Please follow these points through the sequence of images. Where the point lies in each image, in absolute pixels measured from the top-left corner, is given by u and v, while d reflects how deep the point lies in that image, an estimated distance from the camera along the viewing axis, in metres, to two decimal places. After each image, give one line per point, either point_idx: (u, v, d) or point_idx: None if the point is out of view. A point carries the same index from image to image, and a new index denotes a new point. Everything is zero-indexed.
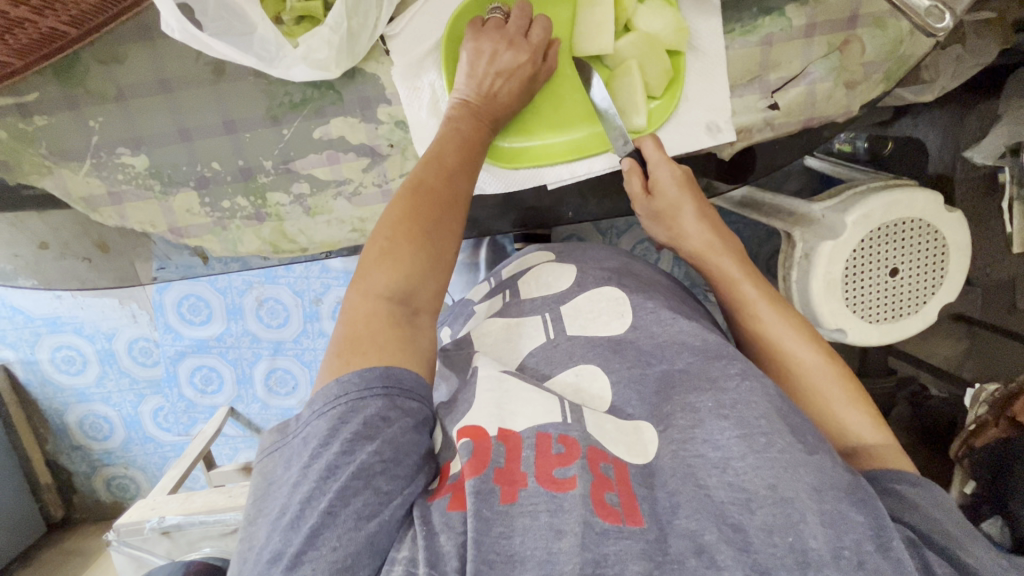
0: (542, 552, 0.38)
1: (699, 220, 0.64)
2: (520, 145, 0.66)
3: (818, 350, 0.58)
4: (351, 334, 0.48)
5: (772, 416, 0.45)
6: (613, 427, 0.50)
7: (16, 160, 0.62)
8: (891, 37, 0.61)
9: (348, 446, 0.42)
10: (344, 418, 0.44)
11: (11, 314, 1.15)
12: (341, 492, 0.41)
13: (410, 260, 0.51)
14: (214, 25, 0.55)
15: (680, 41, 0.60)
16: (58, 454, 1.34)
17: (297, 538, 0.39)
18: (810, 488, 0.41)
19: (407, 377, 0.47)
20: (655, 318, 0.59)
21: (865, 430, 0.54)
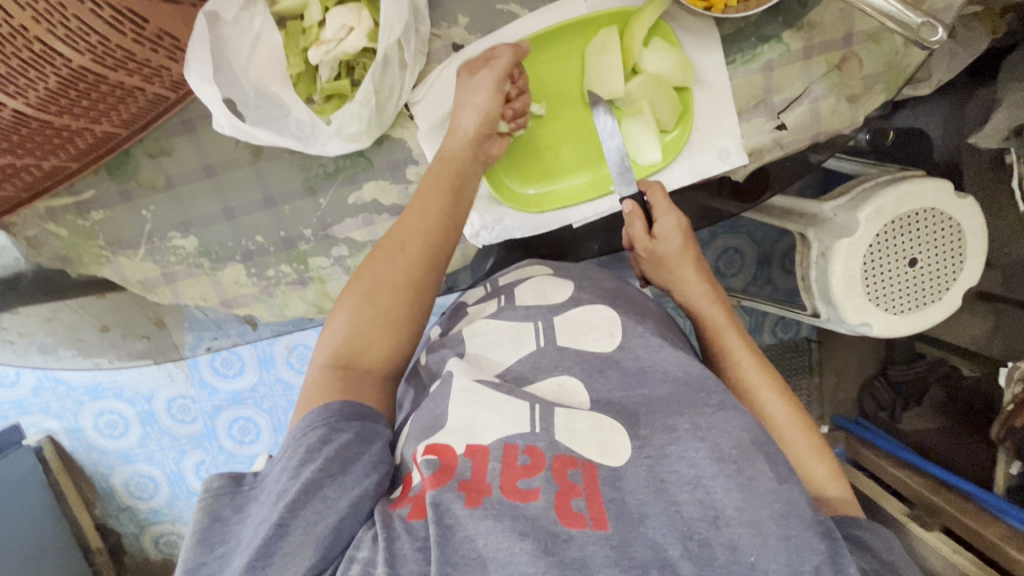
0: (503, 553, 0.40)
1: (698, 271, 0.68)
2: (543, 190, 0.69)
3: (789, 401, 0.60)
4: (310, 380, 0.54)
5: (744, 444, 0.47)
6: (589, 426, 0.50)
7: (78, 253, 0.66)
8: (887, 49, 0.64)
9: (294, 470, 0.46)
10: (303, 445, 0.48)
11: (53, 385, 1.19)
12: (291, 505, 0.44)
13: (359, 322, 0.55)
14: (253, 114, 0.59)
15: (685, 78, 0.64)
16: (106, 517, 1.37)
17: (248, 552, 0.42)
18: (776, 514, 0.43)
19: (346, 407, 0.51)
20: (645, 342, 0.58)
21: (831, 484, 0.55)
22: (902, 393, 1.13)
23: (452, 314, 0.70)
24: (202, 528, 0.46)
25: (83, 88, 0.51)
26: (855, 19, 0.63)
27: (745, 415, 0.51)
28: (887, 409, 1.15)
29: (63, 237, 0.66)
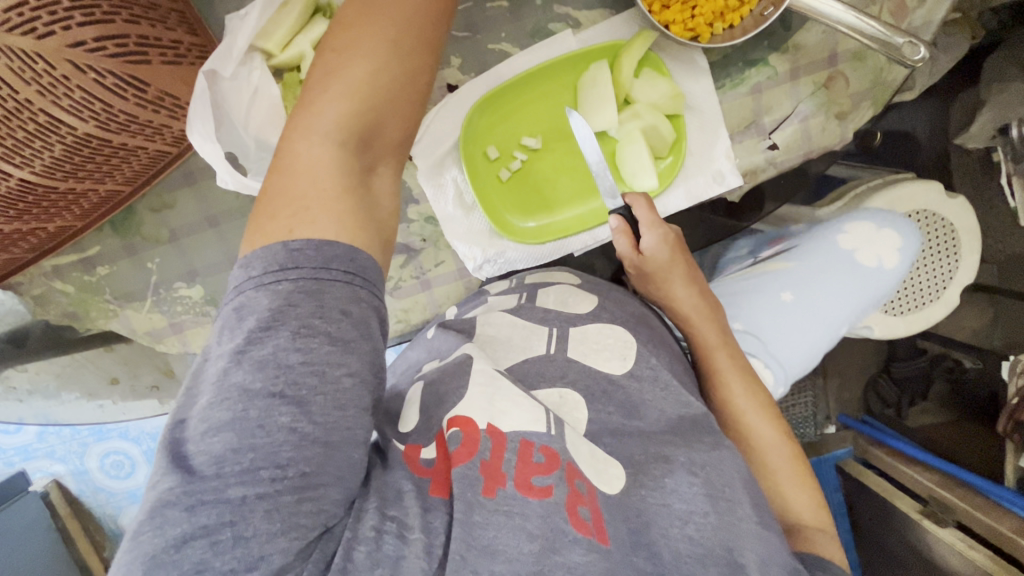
0: (512, 549, 0.40)
1: (689, 286, 0.63)
2: (543, 221, 0.70)
3: (778, 430, 0.60)
4: (281, 200, 0.38)
5: (735, 485, 0.48)
6: (588, 451, 0.48)
7: (85, 309, 0.67)
8: (871, 67, 0.66)
9: (299, 341, 0.35)
10: (267, 303, 0.35)
11: (56, 431, 1.19)
12: (286, 394, 0.35)
13: (370, 120, 0.41)
14: (255, 166, 0.61)
15: (676, 105, 0.65)
16: (114, 558, 1.32)
17: (242, 459, 0.34)
18: (758, 561, 0.45)
19: (336, 248, 0.37)
20: (653, 378, 0.55)
21: (809, 513, 0.57)
22: (907, 390, 1.13)
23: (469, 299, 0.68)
24: (193, 373, 0.37)
25: (89, 151, 0.51)
26: (839, 40, 0.65)
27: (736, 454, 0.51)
28: (893, 407, 1.15)
29: (69, 294, 0.66)
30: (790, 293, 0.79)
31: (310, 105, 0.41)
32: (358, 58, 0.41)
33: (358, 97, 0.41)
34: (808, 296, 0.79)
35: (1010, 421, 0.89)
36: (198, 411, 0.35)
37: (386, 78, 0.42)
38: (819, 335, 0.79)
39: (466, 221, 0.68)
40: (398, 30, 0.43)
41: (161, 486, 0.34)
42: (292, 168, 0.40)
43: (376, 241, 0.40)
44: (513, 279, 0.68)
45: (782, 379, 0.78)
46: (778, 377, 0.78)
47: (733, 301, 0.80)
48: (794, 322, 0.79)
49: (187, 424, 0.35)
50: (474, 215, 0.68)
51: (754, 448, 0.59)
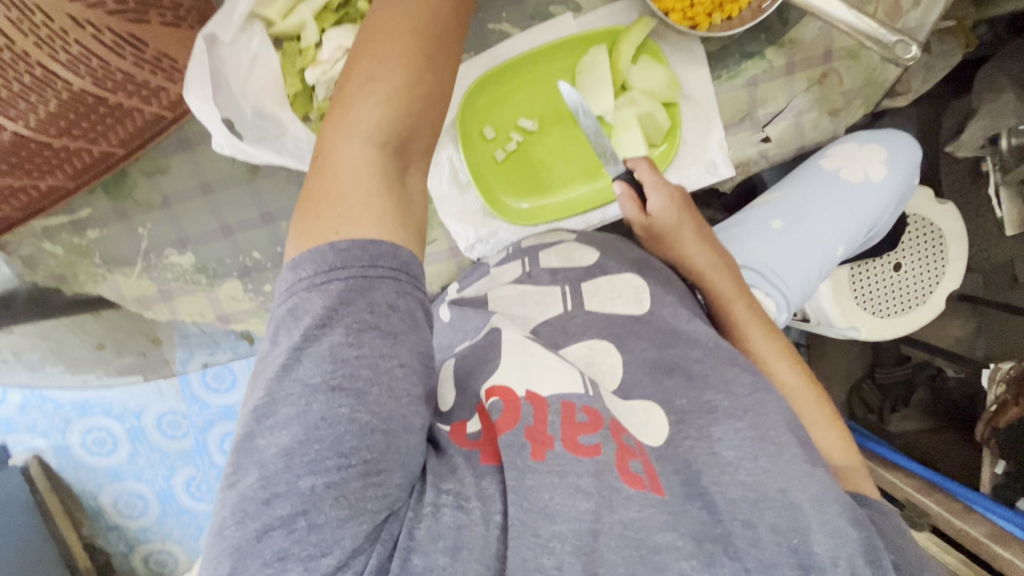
0: (569, 508, 0.39)
1: (699, 241, 0.65)
2: (535, 203, 0.71)
3: (801, 374, 0.60)
4: (327, 202, 0.38)
5: (779, 427, 0.47)
6: (623, 406, 0.49)
7: (73, 273, 0.66)
8: (864, 66, 0.67)
9: (354, 334, 0.35)
10: (320, 304, 0.35)
11: (39, 404, 1.17)
12: (348, 391, 0.35)
13: (409, 117, 0.40)
14: (252, 133, 0.60)
15: (673, 94, 0.66)
16: (95, 537, 1.31)
17: (309, 449, 0.34)
18: (814, 498, 0.43)
19: (381, 249, 0.37)
20: (673, 310, 0.57)
21: (838, 452, 0.57)
22: (890, 395, 1.12)
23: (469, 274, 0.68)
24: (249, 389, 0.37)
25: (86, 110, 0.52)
26: (834, 38, 0.66)
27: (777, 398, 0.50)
28: (876, 411, 1.13)
29: (58, 256, 0.65)
30: (780, 221, 0.76)
31: (343, 110, 0.40)
32: (389, 65, 0.40)
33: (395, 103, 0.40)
34: (802, 222, 0.75)
35: (989, 428, 0.93)
36: (263, 402, 0.36)
37: (422, 69, 0.41)
38: (816, 261, 0.75)
39: (460, 199, 0.69)
40: (419, 46, 0.42)
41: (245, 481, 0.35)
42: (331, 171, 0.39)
43: (416, 237, 0.40)
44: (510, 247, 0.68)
45: (783, 306, 0.73)
46: (779, 304, 0.72)
47: (725, 237, 0.76)
48: (789, 251, 0.74)
49: (255, 422, 0.35)
50: (468, 194, 0.69)
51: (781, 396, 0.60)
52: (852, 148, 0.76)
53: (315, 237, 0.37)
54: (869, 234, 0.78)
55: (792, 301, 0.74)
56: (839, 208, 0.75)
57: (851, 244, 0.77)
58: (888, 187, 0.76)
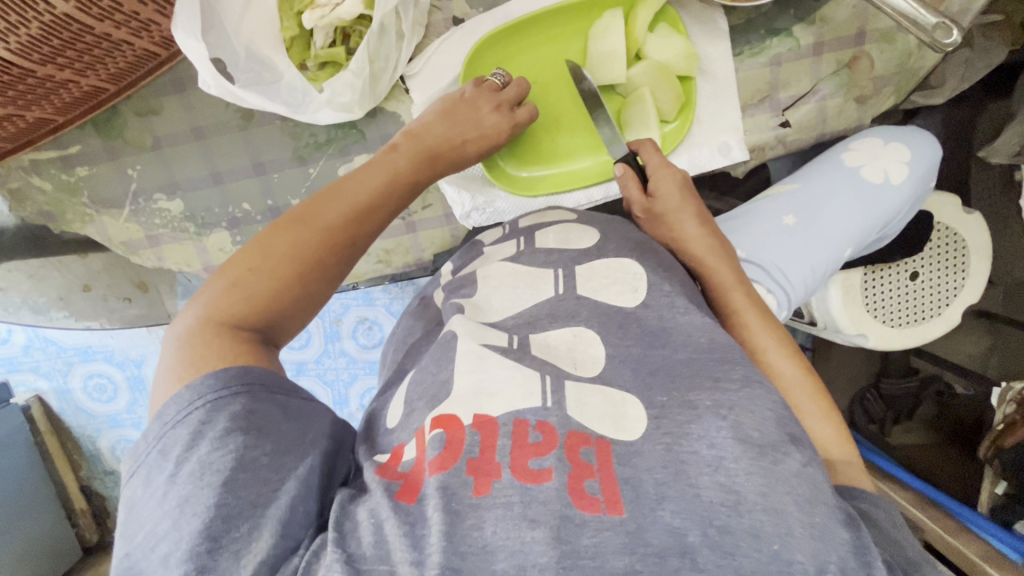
0: (513, 541, 0.36)
1: (701, 225, 0.62)
2: (537, 174, 0.68)
3: (798, 364, 0.56)
4: (213, 342, 0.43)
5: (769, 426, 0.43)
6: (600, 400, 0.45)
7: (61, 211, 0.65)
8: (900, 50, 0.63)
9: (215, 442, 0.38)
10: (186, 432, 0.39)
11: (43, 345, 1.07)
12: (228, 484, 0.37)
13: (257, 290, 0.46)
14: (245, 77, 0.58)
15: (690, 67, 0.62)
16: (91, 480, 1.24)
17: (184, 540, 0.35)
18: (800, 500, 0.40)
19: (268, 374, 0.43)
20: (670, 304, 0.52)
21: (835, 445, 0.52)
22: (895, 407, 1.07)
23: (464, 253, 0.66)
24: (123, 520, 0.39)
25: (82, 46, 0.50)
26: (869, 18, 0.63)
27: (773, 392, 0.46)
28: (877, 422, 1.09)
29: (46, 192, 0.64)
30: (792, 216, 0.72)
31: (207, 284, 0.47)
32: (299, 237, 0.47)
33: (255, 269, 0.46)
34: (814, 218, 0.72)
35: (992, 448, 0.90)
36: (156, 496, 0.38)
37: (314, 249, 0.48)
38: (827, 257, 0.71)
39: None
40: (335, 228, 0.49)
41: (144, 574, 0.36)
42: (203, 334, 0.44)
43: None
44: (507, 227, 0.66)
45: (784, 303, 0.69)
46: (781, 302, 0.69)
47: (733, 226, 0.73)
48: (796, 245, 0.70)
49: (147, 517, 0.37)
50: None
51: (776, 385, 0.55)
52: (875, 144, 0.72)
53: (198, 371, 0.41)
54: (882, 233, 0.73)
55: (794, 299, 0.70)
56: (854, 203, 0.71)
57: (858, 247, 0.73)
58: (906, 189, 0.72)
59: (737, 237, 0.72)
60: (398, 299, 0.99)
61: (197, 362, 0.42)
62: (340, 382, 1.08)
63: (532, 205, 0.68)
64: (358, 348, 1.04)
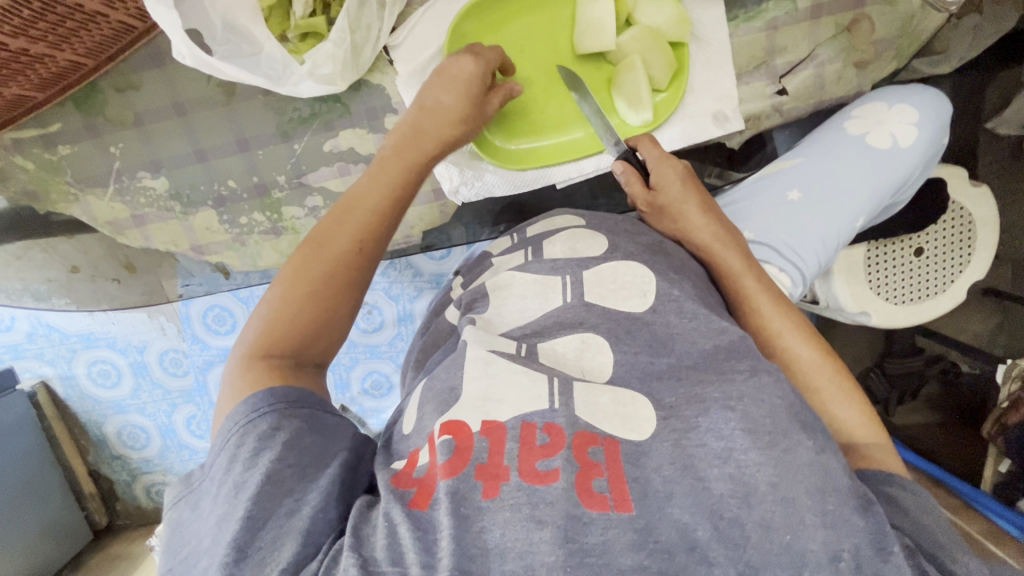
0: (522, 543, 0.35)
1: (705, 215, 0.61)
2: (527, 147, 0.67)
3: (816, 347, 0.55)
4: (249, 372, 0.45)
5: (780, 414, 0.43)
6: (610, 400, 0.45)
7: (46, 190, 0.65)
8: (901, 12, 0.61)
9: (247, 463, 0.40)
10: (222, 458, 0.41)
11: (47, 332, 1.07)
12: (256, 498, 0.38)
13: (290, 314, 0.48)
14: (223, 49, 0.58)
15: (682, 32, 0.60)
16: (99, 464, 1.24)
17: (218, 551, 0.37)
18: (812, 488, 0.39)
19: (296, 392, 0.45)
20: (678, 309, 0.51)
21: (862, 429, 0.52)
22: (899, 387, 1.03)
23: (476, 266, 0.66)
24: (166, 537, 0.42)
25: (54, 18, 0.48)
26: None
27: (782, 380, 0.46)
28: (882, 401, 1.05)
29: (30, 171, 0.64)
30: (797, 190, 0.70)
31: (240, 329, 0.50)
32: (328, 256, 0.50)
33: (280, 299, 0.48)
34: (820, 194, 0.70)
35: (996, 425, 0.87)
36: (203, 512, 0.41)
37: (339, 270, 0.50)
38: (837, 233, 0.69)
39: None
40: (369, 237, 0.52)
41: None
42: (239, 365, 0.46)
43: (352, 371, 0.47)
44: (514, 235, 0.66)
45: (798, 281, 0.68)
46: (795, 280, 0.68)
47: (737, 209, 0.71)
48: (805, 222, 0.69)
49: (191, 534, 0.40)
50: None
51: (794, 370, 0.55)
52: (879, 109, 0.69)
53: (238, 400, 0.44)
54: (891, 201, 0.72)
55: (808, 275, 0.69)
56: (860, 178, 0.69)
57: (871, 213, 0.71)
58: (914, 152, 0.69)
59: (741, 220, 0.70)
60: (397, 283, 0.99)
61: (239, 388, 0.45)
62: (341, 366, 1.08)
63: (529, 182, 0.68)
64: (358, 332, 1.04)
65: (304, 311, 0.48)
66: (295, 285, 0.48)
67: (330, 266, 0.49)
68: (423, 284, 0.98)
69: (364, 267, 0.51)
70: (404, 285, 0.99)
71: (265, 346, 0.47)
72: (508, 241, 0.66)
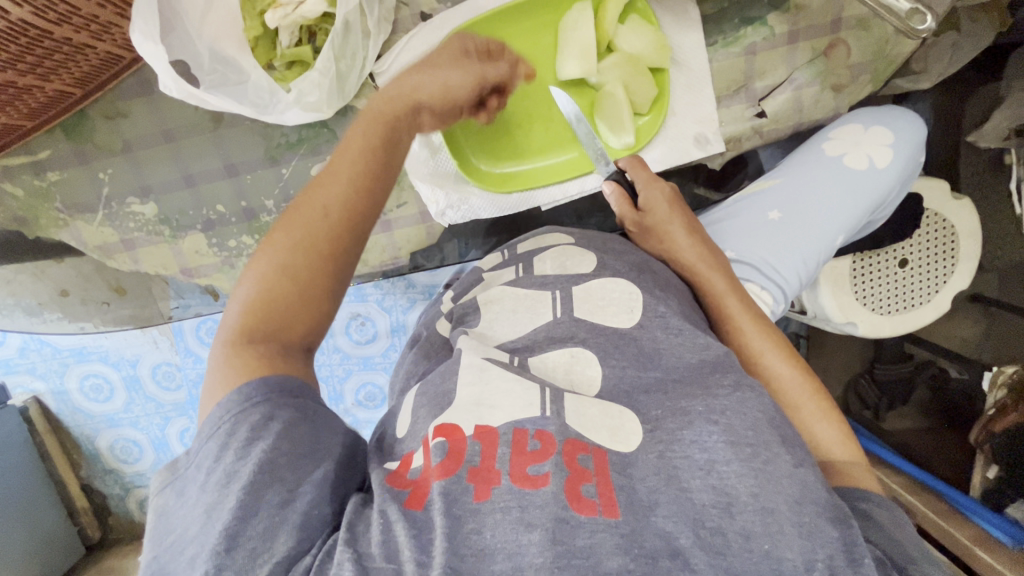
0: (511, 544, 0.36)
1: (689, 235, 0.62)
2: (512, 170, 0.68)
3: (796, 367, 0.57)
4: (236, 358, 0.43)
5: (761, 426, 0.44)
6: (598, 410, 0.46)
7: (36, 216, 0.65)
8: (875, 37, 0.62)
9: (238, 452, 0.39)
10: (211, 445, 0.40)
11: (39, 347, 1.07)
12: (250, 487, 0.38)
13: (271, 295, 0.44)
14: (210, 78, 0.58)
15: (661, 59, 0.61)
16: (91, 479, 1.24)
17: (210, 540, 0.37)
18: (790, 500, 0.40)
19: (290, 380, 0.43)
20: (663, 325, 0.52)
21: (840, 447, 0.53)
22: (887, 392, 1.05)
23: (467, 280, 0.67)
24: (153, 525, 0.41)
25: (41, 50, 0.48)
26: (844, 4, 0.62)
27: (762, 394, 0.47)
28: (872, 407, 1.07)
29: (19, 198, 0.64)
30: (777, 210, 0.71)
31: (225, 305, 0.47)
32: (305, 235, 0.45)
33: (261, 280, 0.44)
34: (800, 212, 0.71)
35: (984, 433, 0.89)
36: (191, 496, 0.40)
37: (320, 248, 0.45)
38: (816, 252, 0.70)
39: (432, 161, 0.66)
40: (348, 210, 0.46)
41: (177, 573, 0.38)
42: (223, 349, 0.44)
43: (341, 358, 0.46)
44: (505, 251, 0.66)
45: (780, 298, 0.69)
46: (776, 297, 0.69)
47: (720, 227, 0.72)
48: (786, 241, 0.70)
49: (178, 519, 0.40)
50: (440, 157, 0.66)
51: (776, 390, 0.56)
52: (857, 130, 0.70)
53: (226, 389, 0.42)
54: (871, 218, 0.73)
55: (790, 292, 0.70)
56: (839, 196, 0.71)
57: (851, 231, 0.72)
58: (892, 171, 0.71)
59: (723, 239, 0.71)
60: (390, 295, 0.99)
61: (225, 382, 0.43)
62: (335, 378, 1.08)
63: (515, 204, 0.69)
64: (352, 344, 1.04)
65: (285, 294, 0.44)
66: (274, 266, 0.44)
67: (308, 244, 0.45)
68: (416, 296, 0.99)
69: (347, 242, 0.46)
70: (397, 297, 0.99)
71: (249, 329, 0.44)
72: (498, 257, 0.67)
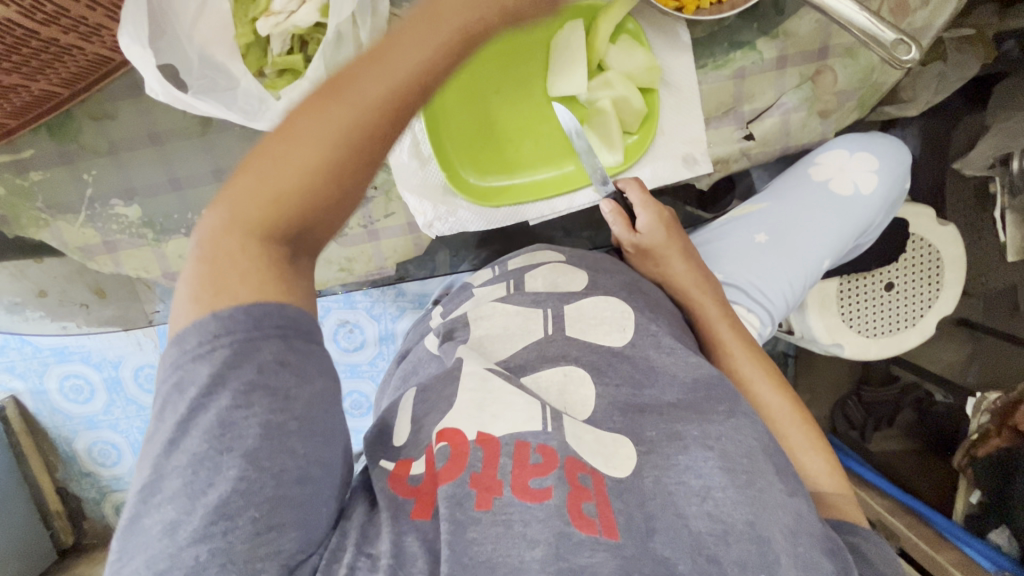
0: (513, 560, 0.36)
1: (685, 260, 0.63)
2: (502, 184, 0.68)
3: (785, 396, 0.57)
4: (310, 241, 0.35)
5: (755, 454, 0.44)
6: (592, 438, 0.45)
7: (16, 215, 0.64)
8: (862, 66, 0.64)
9: (239, 400, 0.34)
10: (206, 371, 0.34)
11: (19, 345, 1.05)
12: (253, 455, 0.33)
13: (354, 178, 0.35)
14: (198, 84, 0.58)
15: (652, 79, 0.62)
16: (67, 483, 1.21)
17: (198, 512, 0.32)
18: (786, 529, 0.41)
19: None
20: (655, 343, 0.52)
21: (827, 478, 0.53)
22: (874, 413, 1.07)
23: (456, 296, 0.66)
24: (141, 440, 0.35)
25: (29, 50, 0.48)
26: (831, 33, 0.62)
27: (756, 421, 0.47)
28: (858, 429, 1.09)
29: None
30: (764, 233, 0.72)
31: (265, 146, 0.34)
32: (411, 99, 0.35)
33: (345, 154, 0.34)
34: (788, 237, 0.71)
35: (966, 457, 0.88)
36: (149, 470, 0.34)
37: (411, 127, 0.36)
38: (804, 276, 0.71)
39: (421, 173, 0.65)
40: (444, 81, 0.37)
41: (127, 573, 0.33)
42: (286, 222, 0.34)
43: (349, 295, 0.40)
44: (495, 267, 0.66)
45: (767, 320, 0.69)
46: (763, 319, 0.69)
47: (709, 249, 0.73)
48: (773, 264, 0.70)
49: (157, 459, 0.34)
50: (430, 168, 0.66)
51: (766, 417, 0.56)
52: (843, 156, 0.71)
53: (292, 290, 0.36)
54: (856, 243, 0.73)
55: (776, 315, 0.70)
56: (827, 222, 0.71)
57: (837, 255, 0.73)
58: (877, 197, 0.72)
59: (712, 262, 0.71)
60: (379, 303, 0.99)
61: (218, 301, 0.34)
62: None
63: (504, 219, 0.69)
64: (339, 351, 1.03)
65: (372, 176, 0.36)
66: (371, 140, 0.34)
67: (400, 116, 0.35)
68: (406, 305, 0.99)
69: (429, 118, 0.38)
70: (386, 305, 0.98)
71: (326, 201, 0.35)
72: (489, 274, 0.66)
